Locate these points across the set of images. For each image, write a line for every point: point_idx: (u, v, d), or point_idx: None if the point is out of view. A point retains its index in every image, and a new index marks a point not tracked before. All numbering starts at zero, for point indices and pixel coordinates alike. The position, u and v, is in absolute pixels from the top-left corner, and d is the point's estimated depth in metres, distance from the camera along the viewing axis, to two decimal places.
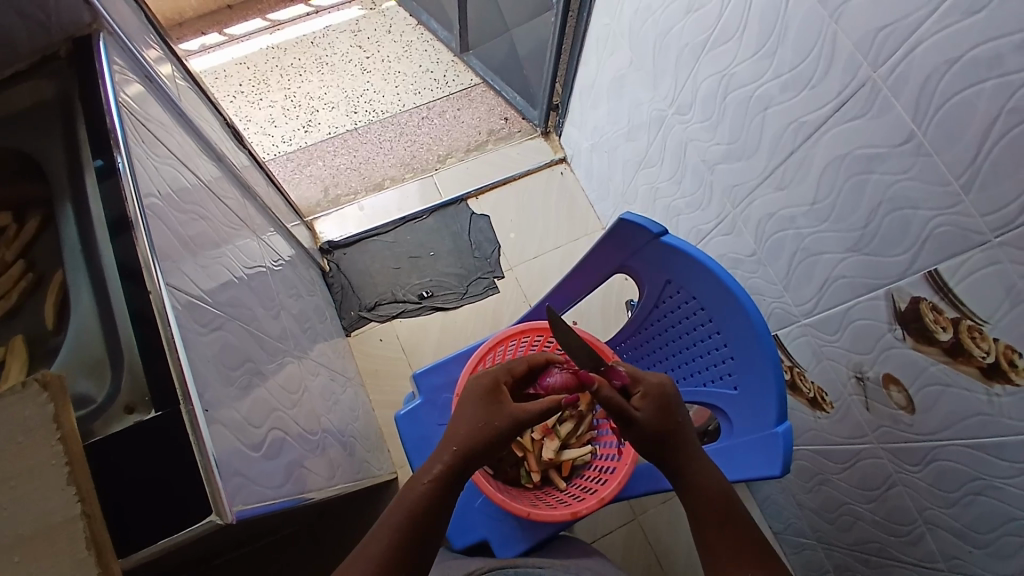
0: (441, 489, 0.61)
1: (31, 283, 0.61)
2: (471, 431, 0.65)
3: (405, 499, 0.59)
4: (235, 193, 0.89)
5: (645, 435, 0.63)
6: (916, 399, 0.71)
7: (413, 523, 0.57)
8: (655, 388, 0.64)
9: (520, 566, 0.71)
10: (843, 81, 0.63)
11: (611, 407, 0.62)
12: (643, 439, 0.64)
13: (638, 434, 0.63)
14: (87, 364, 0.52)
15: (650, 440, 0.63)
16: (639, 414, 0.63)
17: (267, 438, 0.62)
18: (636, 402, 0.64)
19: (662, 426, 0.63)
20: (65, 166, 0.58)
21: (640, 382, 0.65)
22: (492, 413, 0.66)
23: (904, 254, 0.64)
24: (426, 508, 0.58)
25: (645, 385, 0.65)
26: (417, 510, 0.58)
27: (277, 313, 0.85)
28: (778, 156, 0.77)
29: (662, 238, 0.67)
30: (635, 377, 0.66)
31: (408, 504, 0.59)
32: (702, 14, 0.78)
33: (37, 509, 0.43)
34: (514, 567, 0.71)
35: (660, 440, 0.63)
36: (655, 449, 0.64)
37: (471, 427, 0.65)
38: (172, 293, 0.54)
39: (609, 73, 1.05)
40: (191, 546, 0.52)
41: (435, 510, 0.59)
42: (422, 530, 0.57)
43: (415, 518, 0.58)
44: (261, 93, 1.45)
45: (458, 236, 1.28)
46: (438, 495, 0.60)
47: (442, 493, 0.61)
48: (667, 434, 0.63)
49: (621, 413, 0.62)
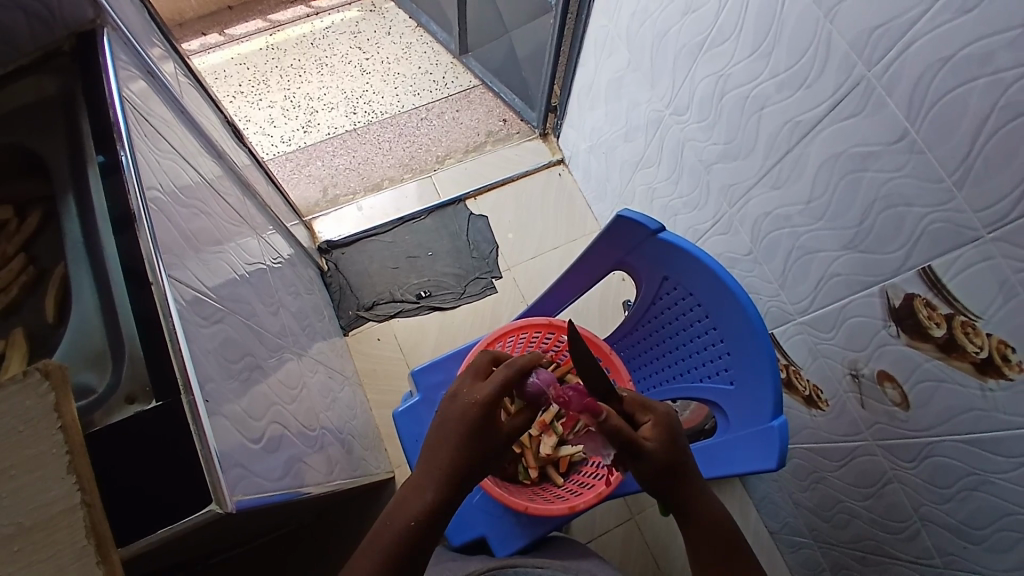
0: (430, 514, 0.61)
1: (32, 278, 0.61)
2: (458, 460, 0.62)
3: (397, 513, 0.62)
4: (235, 191, 0.89)
5: (654, 466, 0.61)
6: (911, 395, 0.72)
7: (400, 543, 0.60)
8: (664, 417, 0.63)
9: (519, 565, 0.72)
10: (838, 80, 0.64)
11: (621, 437, 0.60)
12: (653, 469, 0.62)
13: (648, 464, 0.61)
14: (87, 357, 0.52)
15: (663, 468, 0.62)
16: (649, 445, 0.61)
17: (267, 432, 0.62)
18: (648, 431, 0.62)
19: (671, 456, 0.62)
20: (67, 160, 0.59)
21: (648, 410, 0.64)
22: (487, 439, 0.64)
23: (898, 251, 0.65)
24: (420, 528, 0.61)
25: (654, 414, 0.64)
26: (408, 531, 0.60)
27: (276, 309, 0.85)
28: (774, 156, 0.78)
29: (659, 234, 0.67)
30: (644, 405, 0.65)
31: (396, 527, 0.60)
32: (699, 15, 0.79)
33: (35, 498, 0.43)
34: (513, 566, 0.72)
35: (667, 470, 0.62)
36: (663, 479, 0.63)
37: (457, 454, 0.62)
38: (174, 286, 0.54)
39: (607, 74, 1.06)
40: (192, 537, 0.52)
41: (423, 532, 0.61)
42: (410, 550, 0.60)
43: (404, 535, 0.60)
44: (261, 94, 1.45)
45: (457, 236, 1.28)
46: (430, 519, 0.61)
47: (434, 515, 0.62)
48: (674, 466, 0.62)
49: (633, 443, 0.60)
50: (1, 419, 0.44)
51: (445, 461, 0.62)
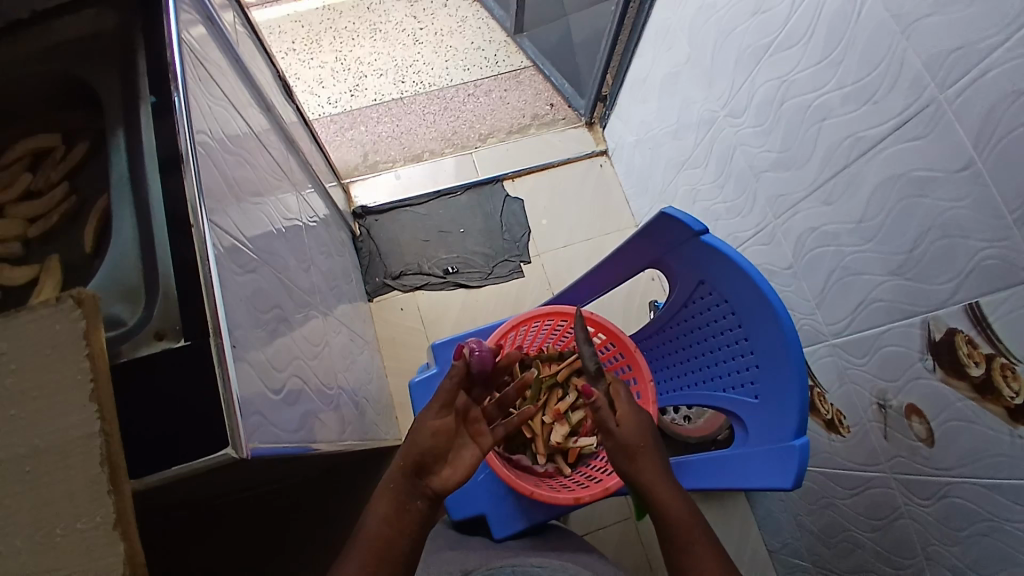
0: (407, 498, 0.63)
1: (72, 209, 0.62)
2: (434, 447, 0.65)
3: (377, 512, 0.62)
4: (280, 146, 0.90)
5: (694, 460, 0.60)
6: (937, 433, 0.70)
7: (382, 538, 0.60)
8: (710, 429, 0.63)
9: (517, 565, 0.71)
10: (907, 100, 0.62)
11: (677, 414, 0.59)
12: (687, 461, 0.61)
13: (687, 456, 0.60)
14: (120, 290, 0.52)
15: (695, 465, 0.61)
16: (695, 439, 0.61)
17: (288, 385, 0.62)
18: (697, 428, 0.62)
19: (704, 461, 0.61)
20: (121, 96, 0.59)
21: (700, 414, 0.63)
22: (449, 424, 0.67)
23: (947, 283, 0.63)
24: (399, 516, 0.61)
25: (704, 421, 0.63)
26: (384, 523, 0.61)
27: (307, 267, 0.85)
28: (829, 171, 0.75)
29: (702, 237, 0.66)
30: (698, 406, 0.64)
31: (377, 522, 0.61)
32: (768, 17, 0.77)
33: (57, 422, 0.44)
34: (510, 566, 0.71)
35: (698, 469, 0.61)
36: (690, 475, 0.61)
37: (424, 447, 0.65)
38: (213, 232, 0.54)
39: (663, 70, 1.03)
40: (205, 479, 0.53)
41: (400, 523, 0.61)
42: (389, 540, 0.60)
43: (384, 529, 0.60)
44: (313, 52, 1.45)
45: (490, 216, 1.27)
46: (404, 506, 0.62)
47: (411, 503, 0.63)
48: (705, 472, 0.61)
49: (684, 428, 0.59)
50: (33, 341, 0.45)
51: (423, 444, 0.65)
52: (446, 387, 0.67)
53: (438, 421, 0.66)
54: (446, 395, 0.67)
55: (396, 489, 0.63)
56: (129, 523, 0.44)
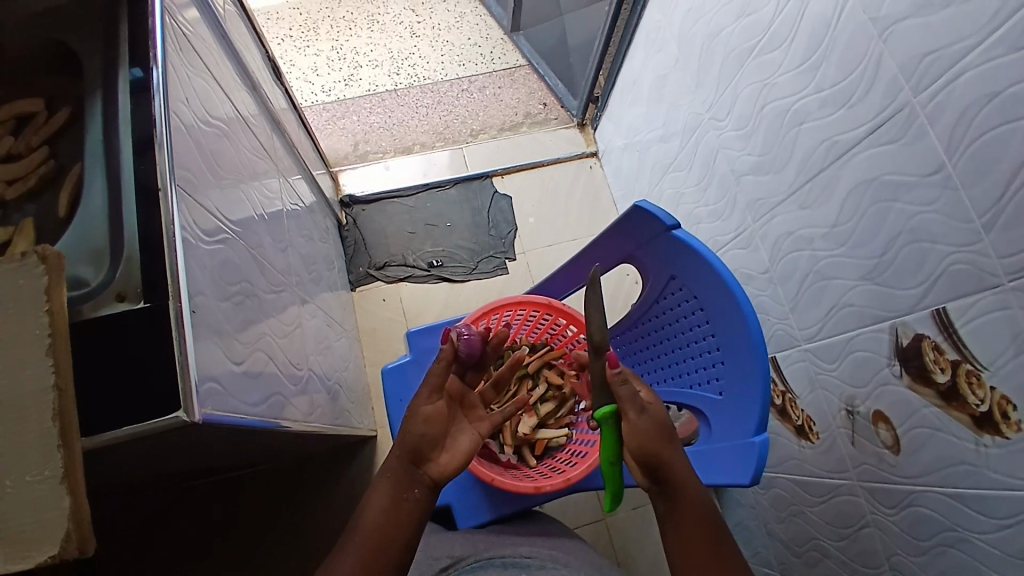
0: (404, 482, 0.61)
1: (49, 172, 0.62)
2: (430, 431, 0.63)
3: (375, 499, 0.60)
4: (266, 128, 0.90)
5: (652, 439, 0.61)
6: (903, 440, 0.70)
7: (382, 524, 0.58)
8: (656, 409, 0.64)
9: (508, 557, 0.68)
10: (882, 103, 0.62)
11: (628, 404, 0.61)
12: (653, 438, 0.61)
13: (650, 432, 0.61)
14: (86, 251, 0.52)
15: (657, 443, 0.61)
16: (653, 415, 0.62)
17: (252, 360, 0.62)
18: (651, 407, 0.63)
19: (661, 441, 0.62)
20: (99, 61, 0.59)
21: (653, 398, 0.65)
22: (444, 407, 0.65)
23: (915, 288, 0.63)
24: (399, 501, 0.59)
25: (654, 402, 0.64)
26: (382, 510, 0.58)
27: (285, 248, 0.85)
28: (806, 174, 0.76)
29: (673, 232, 0.66)
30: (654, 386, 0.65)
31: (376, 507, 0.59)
32: (754, 19, 0.77)
33: (12, 375, 0.44)
34: (502, 558, 0.68)
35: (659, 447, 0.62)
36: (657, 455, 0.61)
37: (420, 431, 0.63)
38: (182, 199, 0.54)
39: (652, 72, 1.04)
40: (160, 444, 0.53)
41: (399, 507, 0.59)
42: (391, 526, 0.58)
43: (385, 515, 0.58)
44: (309, 41, 1.45)
45: (477, 212, 1.26)
46: (403, 492, 0.60)
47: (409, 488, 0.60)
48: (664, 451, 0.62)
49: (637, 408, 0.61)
50: None
51: (418, 431, 0.63)
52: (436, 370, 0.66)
53: (432, 405, 0.65)
54: (437, 379, 0.66)
55: (391, 476, 0.61)
56: (77, 480, 0.44)
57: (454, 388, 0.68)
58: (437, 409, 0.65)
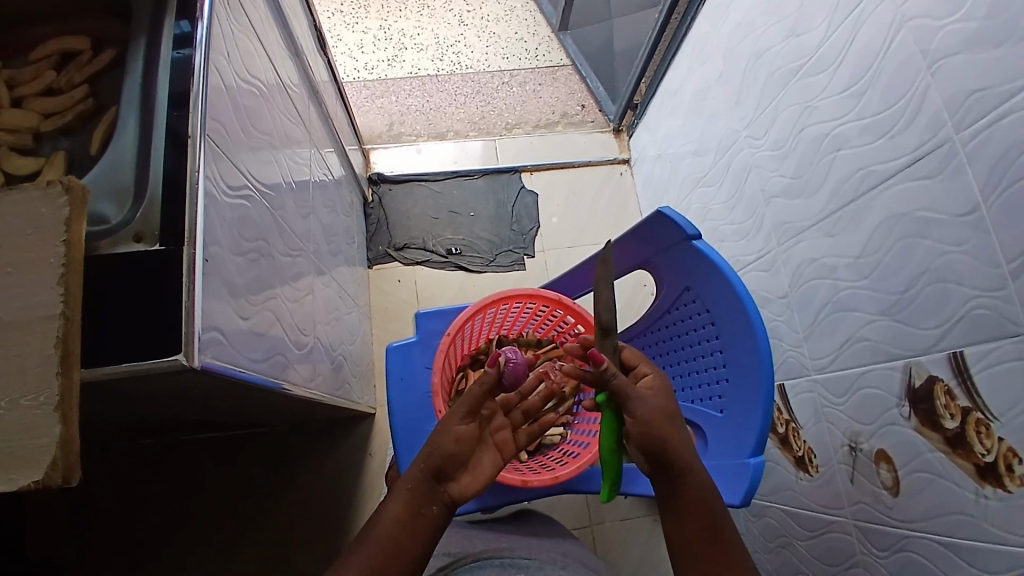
0: (424, 496, 0.57)
1: (88, 109, 0.64)
2: (457, 447, 0.59)
3: (391, 505, 0.56)
4: (304, 96, 0.90)
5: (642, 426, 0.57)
6: (903, 482, 0.68)
7: (398, 537, 0.54)
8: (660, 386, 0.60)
9: (508, 558, 0.65)
10: (923, 136, 0.61)
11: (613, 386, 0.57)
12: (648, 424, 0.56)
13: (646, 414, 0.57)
14: (109, 189, 0.53)
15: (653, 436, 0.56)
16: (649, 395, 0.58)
17: (259, 318, 0.63)
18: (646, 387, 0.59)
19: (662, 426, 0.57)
20: (147, 7, 0.60)
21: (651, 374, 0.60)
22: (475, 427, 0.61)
23: (934, 329, 0.62)
24: (416, 514, 0.56)
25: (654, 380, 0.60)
26: (399, 522, 0.55)
27: (308, 215, 0.86)
28: (837, 201, 0.74)
29: (694, 242, 0.65)
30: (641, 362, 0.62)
31: (392, 518, 0.55)
32: (803, 39, 0.76)
33: (23, 299, 0.45)
34: (501, 558, 0.65)
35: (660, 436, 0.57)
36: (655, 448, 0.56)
37: (447, 447, 0.59)
38: (211, 150, 0.55)
39: (694, 84, 1.02)
40: (158, 387, 0.54)
41: (416, 521, 0.56)
42: (405, 540, 0.55)
43: (400, 527, 0.55)
44: (359, 18, 1.46)
45: (502, 205, 1.26)
46: (420, 505, 0.56)
47: (428, 503, 0.57)
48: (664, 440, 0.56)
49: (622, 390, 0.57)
50: (14, 218, 0.46)
51: (445, 449, 0.59)
52: (476, 395, 0.60)
53: (465, 424, 0.60)
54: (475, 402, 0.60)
55: (410, 486, 0.57)
56: (71, 409, 0.45)
57: (490, 407, 0.63)
58: (467, 428, 0.60)
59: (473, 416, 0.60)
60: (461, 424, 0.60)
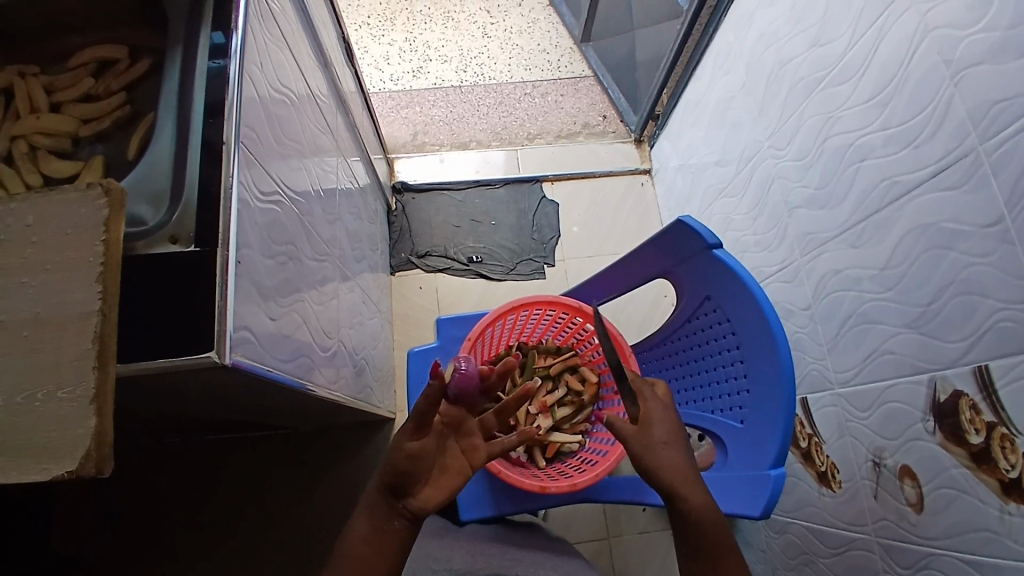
0: (384, 511, 0.57)
1: (126, 115, 0.66)
2: (408, 463, 0.58)
3: (357, 524, 0.57)
4: (331, 105, 0.92)
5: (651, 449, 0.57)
6: (927, 498, 0.67)
7: (362, 555, 0.55)
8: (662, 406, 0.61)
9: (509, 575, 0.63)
10: (947, 148, 0.61)
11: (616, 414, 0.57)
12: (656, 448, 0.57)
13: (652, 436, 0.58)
14: (146, 192, 0.55)
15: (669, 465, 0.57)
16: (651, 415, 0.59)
17: (287, 321, 0.64)
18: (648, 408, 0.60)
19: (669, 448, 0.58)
20: (184, 19, 0.62)
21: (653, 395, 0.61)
22: (423, 440, 0.59)
23: (961, 342, 0.61)
24: (379, 530, 0.56)
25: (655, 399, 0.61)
26: (362, 540, 0.56)
27: (334, 221, 0.87)
28: (862, 212, 0.73)
29: (714, 251, 0.65)
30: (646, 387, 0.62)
31: (357, 536, 0.56)
32: (827, 50, 0.76)
33: (64, 296, 0.47)
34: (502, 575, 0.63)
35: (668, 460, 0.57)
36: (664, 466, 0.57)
37: (397, 462, 0.58)
38: (244, 156, 0.56)
39: (717, 95, 1.02)
40: (188, 384, 0.56)
41: (379, 537, 0.56)
42: (371, 558, 0.55)
43: (364, 546, 0.55)
44: (385, 30, 1.49)
45: (524, 214, 1.27)
46: (380, 521, 0.57)
47: (389, 518, 0.57)
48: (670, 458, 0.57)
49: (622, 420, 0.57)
50: (55, 219, 0.49)
51: (399, 465, 0.57)
52: (419, 409, 0.58)
53: (416, 438, 0.58)
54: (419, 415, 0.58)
55: (373, 502, 0.58)
56: (106, 403, 0.46)
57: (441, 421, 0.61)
58: (415, 442, 0.58)
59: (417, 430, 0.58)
60: (408, 439, 0.58)
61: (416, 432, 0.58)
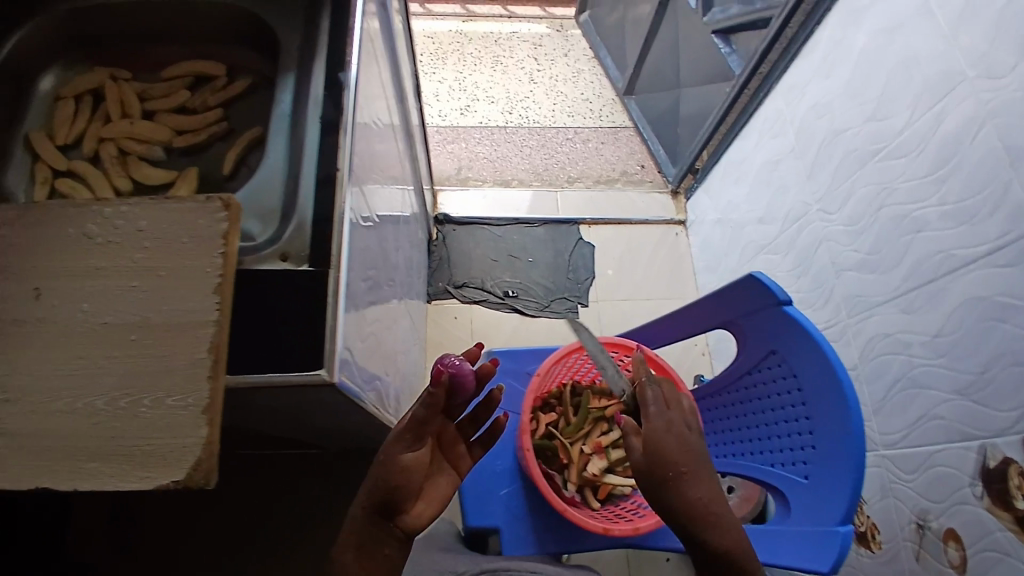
0: (378, 529, 0.50)
1: (222, 131, 0.68)
2: (403, 477, 0.50)
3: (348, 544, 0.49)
4: (401, 136, 0.95)
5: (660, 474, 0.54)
6: (971, 563, 0.69)
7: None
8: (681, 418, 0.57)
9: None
10: (1004, 228, 0.64)
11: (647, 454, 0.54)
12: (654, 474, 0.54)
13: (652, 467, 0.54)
14: (257, 210, 0.57)
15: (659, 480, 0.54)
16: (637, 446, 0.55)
17: (368, 344, 0.65)
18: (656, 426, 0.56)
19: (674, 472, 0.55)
20: (297, 47, 0.64)
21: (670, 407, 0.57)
22: (415, 451, 0.52)
23: (1013, 411, 0.63)
24: (375, 552, 0.49)
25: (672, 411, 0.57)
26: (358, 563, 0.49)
27: (398, 248, 0.89)
28: (914, 280, 0.77)
29: (784, 307, 0.68)
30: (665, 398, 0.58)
31: (351, 558, 0.49)
32: (884, 125, 0.81)
33: (179, 304, 0.48)
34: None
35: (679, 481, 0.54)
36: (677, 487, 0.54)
37: (392, 475, 0.50)
38: (352, 186, 0.59)
39: (764, 155, 1.06)
40: (274, 400, 0.56)
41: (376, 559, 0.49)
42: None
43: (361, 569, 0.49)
44: (436, 68, 1.54)
45: (561, 253, 1.29)
46: (373, 540, 0.49)
47: (385, 535, 0.50)
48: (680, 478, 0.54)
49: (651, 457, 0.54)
50: (173, 228, 0.50)
51: (393, 480, 0.50)
52: (412, 417, 0.52)
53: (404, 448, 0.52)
54: (413, 423, 0.52)
55: (367, 519, 0.50)
56: (217, 412, 0.47)
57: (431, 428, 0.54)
58: (406, 456, 0.51)
59: (409, 441, 0.52)
60: (398, 450, 0.51)
61: (409, 443, 0.52)
